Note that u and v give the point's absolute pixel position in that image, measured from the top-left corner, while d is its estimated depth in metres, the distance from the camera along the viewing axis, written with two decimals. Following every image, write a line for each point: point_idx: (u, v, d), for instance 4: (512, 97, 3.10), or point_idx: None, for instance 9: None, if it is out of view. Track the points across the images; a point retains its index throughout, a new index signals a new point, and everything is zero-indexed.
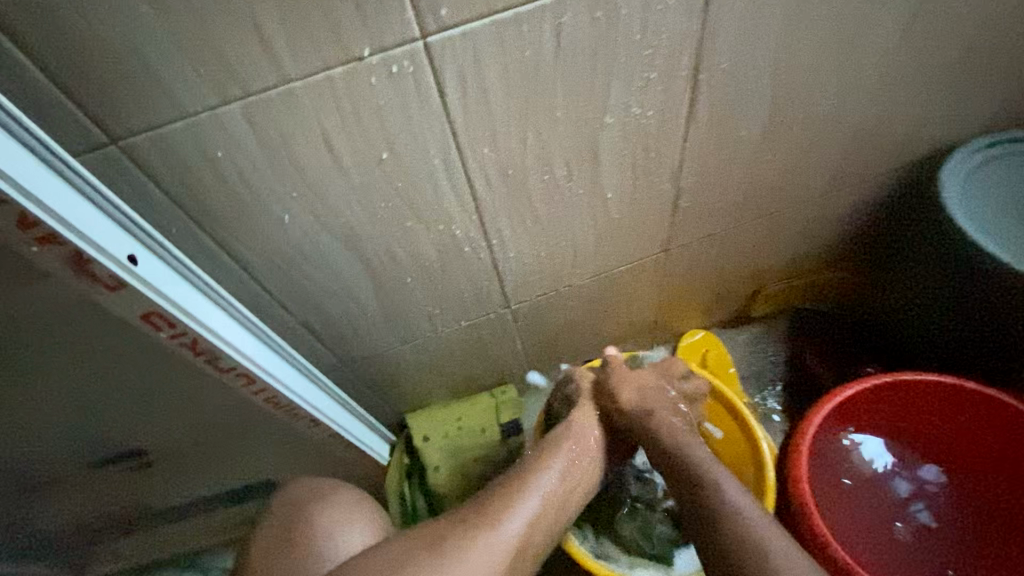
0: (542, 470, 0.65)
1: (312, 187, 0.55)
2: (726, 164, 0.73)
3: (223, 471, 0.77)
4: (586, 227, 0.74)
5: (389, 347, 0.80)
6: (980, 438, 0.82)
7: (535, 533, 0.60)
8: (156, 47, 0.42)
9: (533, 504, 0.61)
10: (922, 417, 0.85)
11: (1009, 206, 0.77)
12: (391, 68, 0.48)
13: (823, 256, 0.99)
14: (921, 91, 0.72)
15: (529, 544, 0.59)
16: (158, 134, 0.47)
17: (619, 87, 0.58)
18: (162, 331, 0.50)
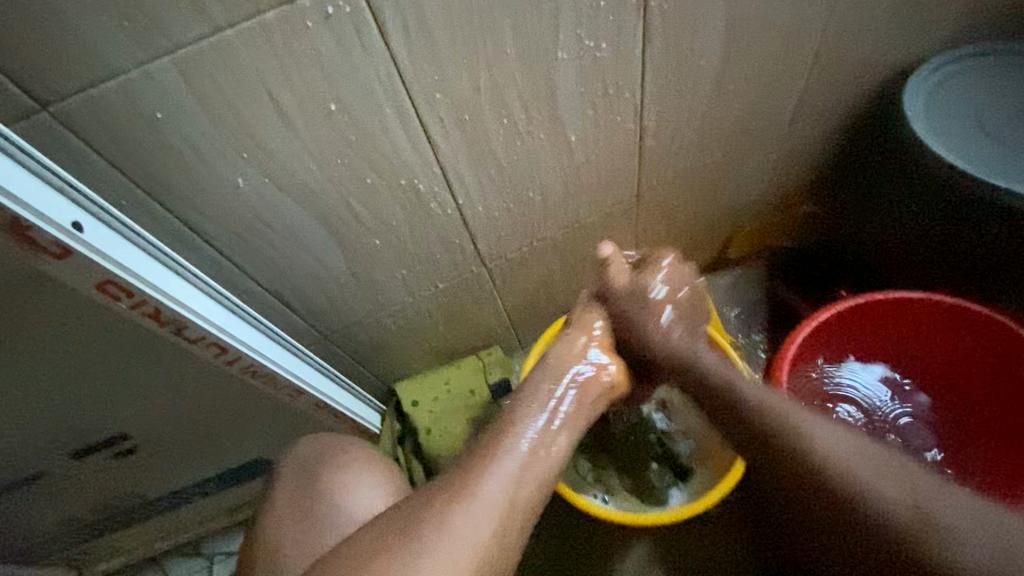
0: (508, 438, 0.53)
1: (262, 146, 0.54)
2: (690, 97, 0.72)
3: (213, 448, 0.77)
4: (552, 174, 0.73)
5: (366, 312, 0.80)
6: (969, 354, 0.80)
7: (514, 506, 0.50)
8: (71, 1, 0.40)
9: (501, 483, 0.50)
10: (911, 337, 0.83)
11: (971, 125, 0.77)
12: (327, 10, 0.47)
13: (797, 191, 0.99)
14: (878, 6, 0.71)
15: (509, 530, 0.49)
16: (90, 97, 0.45)
17: (568, 18, 0.56)
18: (121, 301, 0.50)
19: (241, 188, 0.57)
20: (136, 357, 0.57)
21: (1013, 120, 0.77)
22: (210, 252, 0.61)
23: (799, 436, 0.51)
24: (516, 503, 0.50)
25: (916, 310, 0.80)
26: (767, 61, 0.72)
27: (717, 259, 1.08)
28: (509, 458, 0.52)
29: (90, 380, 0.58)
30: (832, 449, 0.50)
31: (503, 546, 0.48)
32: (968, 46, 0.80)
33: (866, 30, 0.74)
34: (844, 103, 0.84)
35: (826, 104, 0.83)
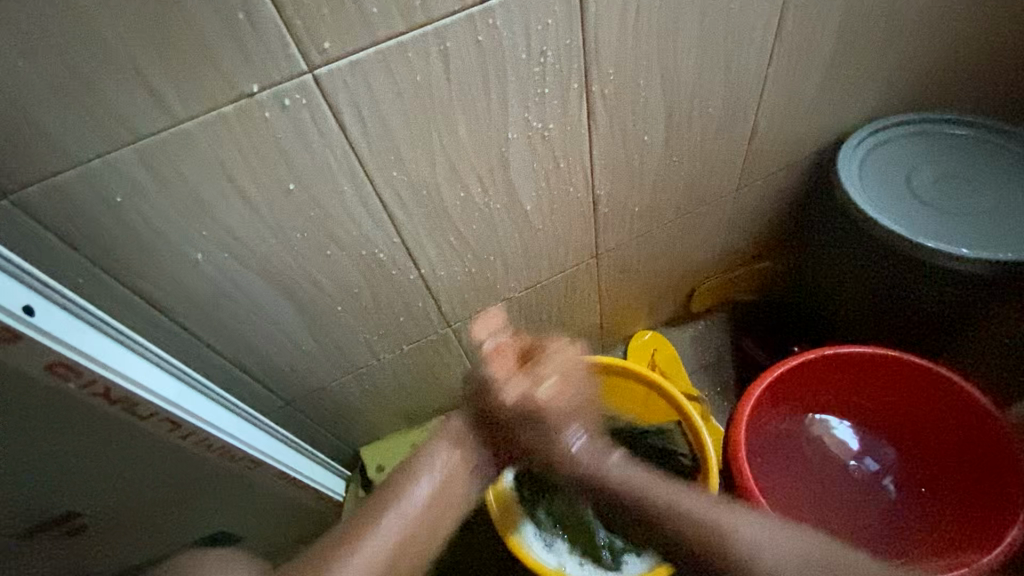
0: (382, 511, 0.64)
1: (221, 224, 0.56)
2: (638, 167, 0.76)
3: (167, 524, 0.74)
4: (511, 241, 0.76)
5: (331, 377, 0.80)
6: (932, 408, 0.81)
7: (404, 554, 0.63)
8: (37, 101, 0.43)
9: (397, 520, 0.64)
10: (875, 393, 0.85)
11: (902, 191, 0.82)
12: (283, 102, 0.50)
13: (751, 248, 1.04)
14: (803, 85, 0.78)
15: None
16: (50, 185, 0.47)
17: (516, 104, 0.60)
18: (71, 382, 0.49)
19: (200, 263, 0.58)
20: (84, 435, 0.56)
21: (938, 185, 0.83)
22: (169, 324, 0.62)
23: (772, 560, 0.59)
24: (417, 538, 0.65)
25: (868, 364, 0.82)
26: (708, 134, 0.77)
27: (683, 313, 1.12)
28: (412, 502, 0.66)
29: (35, 462, 0.57)
30: (770, 541, 0.60)
31: None
32: (890, 119, 0.87)
33: (796, 107, 0.80)
34: (786, 169, 0.90)
35: (768, 171, 0.89)
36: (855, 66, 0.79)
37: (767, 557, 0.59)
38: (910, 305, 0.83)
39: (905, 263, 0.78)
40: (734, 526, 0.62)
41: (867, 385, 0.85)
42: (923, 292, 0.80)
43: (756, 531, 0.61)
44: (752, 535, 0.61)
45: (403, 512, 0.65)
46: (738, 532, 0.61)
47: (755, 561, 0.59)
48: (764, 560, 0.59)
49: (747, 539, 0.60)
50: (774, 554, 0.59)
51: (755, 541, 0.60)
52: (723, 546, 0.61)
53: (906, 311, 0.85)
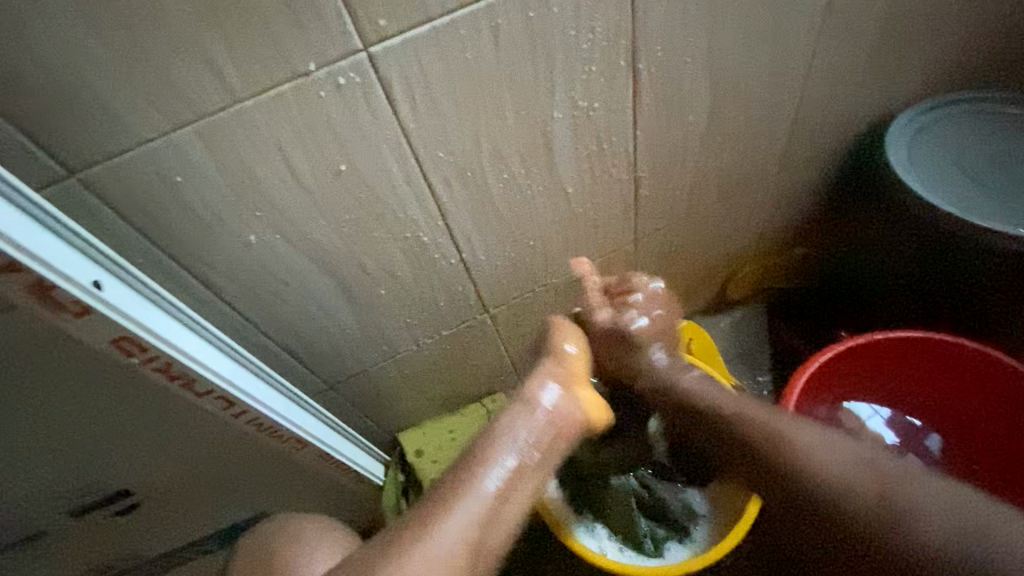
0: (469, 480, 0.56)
1: (273, 204, 0.56)
2: (680, 149, 0.75)
3: (215, 504, 0.76)
4: (552, 224, 0.76)
5: (372, 362, 0.81)
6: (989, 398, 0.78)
7: (483, 536, 0.54)
8: (107, 81, 0.44)
9: (456, 529, 0.52)
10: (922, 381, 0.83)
11: (954, 171, 0.80)
12: (338, 81, 0.50)
13: (790, 234, 1.02)
14: (851, 63, 0.76)
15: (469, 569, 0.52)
16: (115, 163, 0.48)
17: (563, 82, 0.60)
18: (134, 357, 0.51)
19: (252, 244, 0.59)
20: (144, 412, 0.58)
21: (992, 165, 0.80)
22: (220, 305, 0.63)
23: (837, 476, 0.54)
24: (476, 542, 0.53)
25: (915, 350, 0.80)
26: (752, 115, 0.76)
27: (719, 301, 1.10)
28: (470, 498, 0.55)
29: (96, 438, 0.58)
30: (848, 465, 0.54)
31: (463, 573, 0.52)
32: (941, 98, 0.84)
33: (843, 85, 0.78)
34: (829, 151, 0.88)
35: (811, 153, 0.87)
36: (905, 42, 0.76)
37: (829, 473, 0.54)
38: (962, 288, 0.81)
39: (959, 244, 0.76)
40: (793, 444, 0.58)
41: (914, 373, 0.82)
42: (978, 274, 0.78)
43: (813, 442, 0.57)
44: (808, 445, 0.57)
45: (466, 514, 0.53)
46: (793, 442, 0.58)
47: (826, 485, 0.54)
48: (832, 480, 0.54)
49: (808, 455, 0.56)
50: (853, 469, 0.54)
51: (818, 453, 0.56)
52: (781, 457, 0.58)
53: (958, 295, 0.82)
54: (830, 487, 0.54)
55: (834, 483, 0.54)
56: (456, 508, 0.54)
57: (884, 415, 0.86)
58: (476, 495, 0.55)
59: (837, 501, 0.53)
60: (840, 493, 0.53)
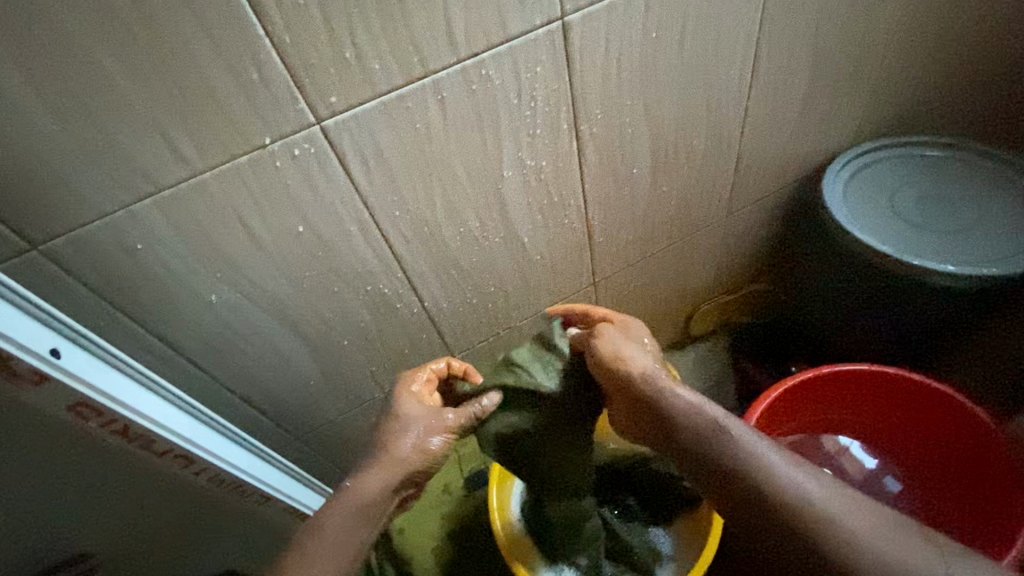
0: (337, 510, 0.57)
1: (234, 265, 0.59)
2: (629, 199, 0.80)
3: (178, 563, 0.74)
4: (510, 272, 0.79)
5: (339, 410, 0.82)
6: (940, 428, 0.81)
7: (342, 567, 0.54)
8: (69, 161, 0.47)
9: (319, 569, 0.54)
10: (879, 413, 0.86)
11: (885, 211, 0.85)
12: (294, 152, 0.54)
13: (745, 272, 1.06)
14: (783, 115, 0.82)
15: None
16: (77, 235, 0.51)
17: (509, 144, 0.64)
18: (91, 421, 0.52)
19: (214, 304, 0.61)
20: (101, 474, 0.58)
21: (921, 205, 0.86)
22: (182, 363, 0.64)
23: (871, 552, 0.43)
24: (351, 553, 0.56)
25: (870, 381, 0.83)
26: (695, 164, 0.81)
27: (682, 337, 1.14)
28: (330, 525, 0.56)
29: (51, 503, 0.58)
30: (877, 542, 0.44)
31: None
32: (870, 144, 0.91)
33: (777, 136, 0.84)
34: (773, 195, 0.93)
35: (756, 197, 0.92)
36: (830, 97, 0.83)
37: (863, 556, 0.43)
38: (900, 321, 0.85)
39: (894, 281, 0.81)
40: (807, 500, 0.46)
41: (871, 405, 0.86)
42: (913, 307, 0.82)
43: (833, 504, 0.46)
44: (835, 513, 0.45)
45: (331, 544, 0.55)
46: (785, 485, 0.47)
47: (830, 542, 0.44)
48: (870, 561, 0.43)
49: (807, 503, 0.46)
50: (872, 539, 0.44)
51: (841, 524, 0.45)
52: (795, 514, 0.46)
53: (898, 328, 0.87)
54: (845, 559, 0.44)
55: (886, 572, 0.42)
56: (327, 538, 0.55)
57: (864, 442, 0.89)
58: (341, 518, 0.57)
59: (843, 563, 0.44)
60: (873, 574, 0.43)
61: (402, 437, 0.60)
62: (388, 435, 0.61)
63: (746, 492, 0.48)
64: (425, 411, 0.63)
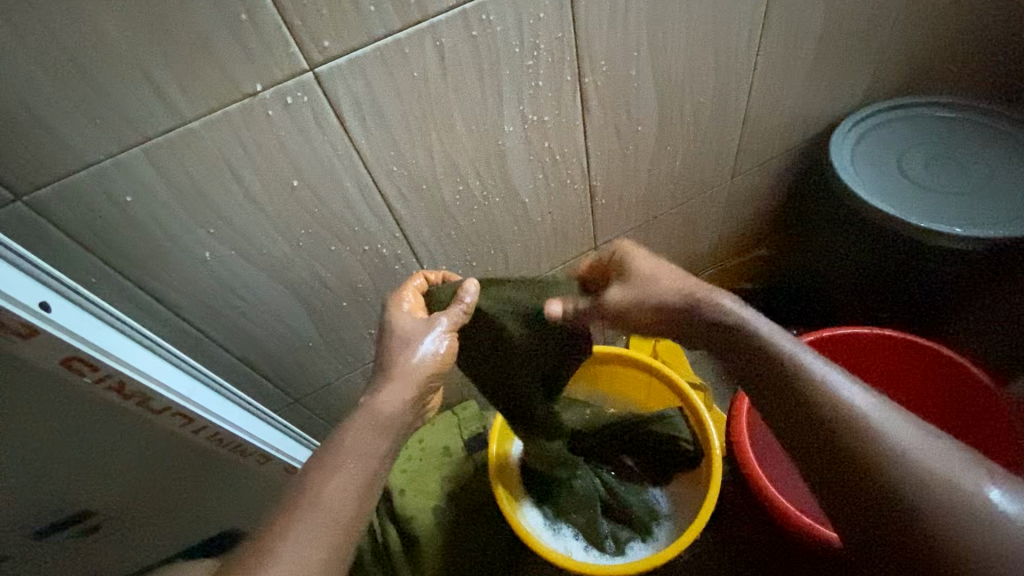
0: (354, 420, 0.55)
1: (227, 221, 0.57)
2: (632, 158, 0.78)
3: (181, 521, 0.75)
4: (511, 233, 0.77)
5: (338, 372, 0.82)
6: (942, 396, 0.81)
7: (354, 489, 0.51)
8: (50, 105, 0.44)
9: (335, 491, 0.50)
10: (884, 379, 0.86)
11: (893, 173, 0.84)
12: (286, 100, 0.51)
13: (747, 236, 1.05)
14: (793, 71, 0.79)
15: (357, 495, 0.51)
16: (63, 185, 0.49)
17: (511, 96, 0.62)
18: (86, 376, 0.51)
19: (208, 261, 0.59)
20: (100, 431, 0.58)
21: (930, 167, 0.84)
22: (177, 321, 0.63)
23: (903, 454, 0.42)
24: (369, 473, 0.53)
25: (871, 344, 0.83)
26: (701, 122, 0.78)
27: None
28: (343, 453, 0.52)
29: (50, 459, 0.58)
30: (918, 447, 0.42)
31: (359, 518, 0.51)
32: (880, 103, 0.88)
33: (787, 93, 0.82)
34: (778, 156, 0.91)
35: (762, 158, 0.90)
36: (843, 52, 0.80)
37: (892, 453, 0.42)
38: (903, 286, 0.85)
39: (899, 243, 0.80)
40: (851, 407, 0.44)
41: (875, 370, 0.85)
42: (917, 270, 0.82)
43: (884, 419, 0.44)
44: (896, 435, 0.43)
45: (342, 463, 0.52)
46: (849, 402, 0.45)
47: (853, 432, 0.44)
48: (910, 471, 0.41)
49: (871, 423, 0.44)
50: (909, 446, 0.42)
51: (902, 448, 0.42)
52: (846, 428, 0.44)
53: (901, 291, 0.86)
54: (898, 483, 0.41)
55: (911, 472, 0.41)
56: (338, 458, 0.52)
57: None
58: (356, 430, 0.54)
59: (885, 475, 0.42)
60: (916, 486, 0.41)
61: (405, 353, 0.59)
62: (388, 357, 0.59)
63: (786, 388, 0.47)
64: (415, 322, 0.61)
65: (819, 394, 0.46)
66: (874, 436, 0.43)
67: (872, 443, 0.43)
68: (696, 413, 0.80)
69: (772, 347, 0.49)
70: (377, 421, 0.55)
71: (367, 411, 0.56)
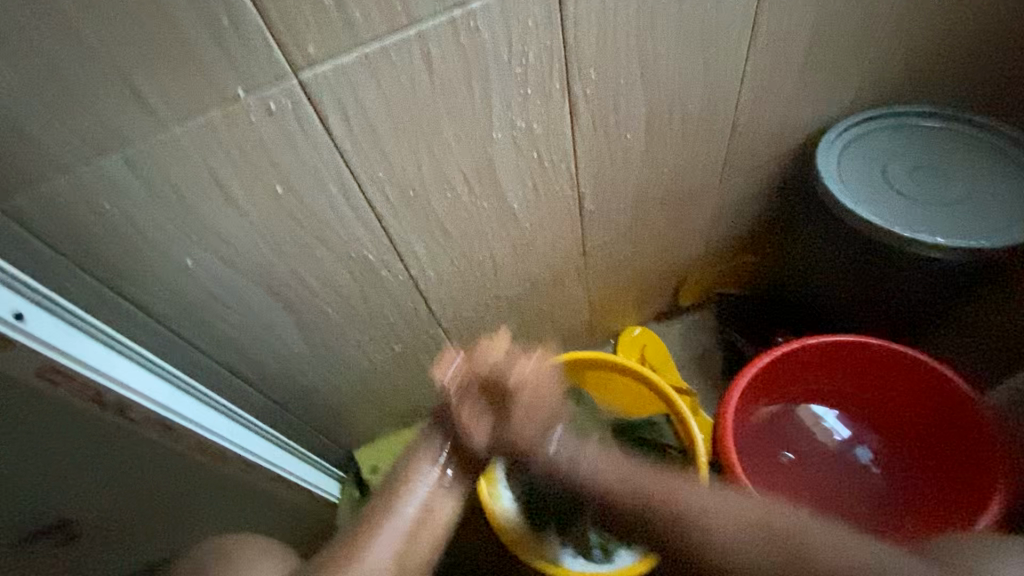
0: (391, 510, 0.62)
1: (210, 227, 0.56)
2: (621, 166, 0.78)
3: (163, 530, 0.74)
4: (499, 239, 0.77)
5: (324, 379, 0.81)
6: (922, 400, 0.82)
7: (404, 565, 0.60)
8: (24, 110, 0.43)
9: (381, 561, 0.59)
10: (865, 384, 0.87)
11: (877, 182, 0.85)
12: (270, 106, 0.51)
13: (735, 243, 1.05)
14: (781, 81, 0.79)
15: (405, 564, 0.60)
16: (38, 192, 0.48)
17: (499, 103, 0.61)
18: (62, 387, 0.50)
19: (190, 268, 0.58)
20: (78, 443, 0.57)
21: (913, 177, 0.85)
22: (158, 329, 0.62)
23: (728, 542, 0.56)
24: (411, 543, 0.61)
25: (853, 353, 0.84)
26: (690, 131, 0.79)
27: (671, 308, 1.14)
28: (390, 529, 0.61)
29: (26, 472, 0.56)
30: (732, 528, 0.57)
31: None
32: (866, 112, 0.89)
33: (774, 103, 0.82)
34: (765, 164, 0.92)
35: (750, 166, 0.90)
36: (829, 63, 0.81)
37: (720, 545, 0.57)
38: (886, 294, 0.86)
39: (882, 253, 0.81)
40: (680, 513, 0.60)
41: (856, 376, 0.87)
42: (900, 278, 0.83)
43: (705, 510, 0.59)
44: (724, 527, 0.57)
45: (384, 540, 0.60)
46: (691, 515, 0.59)
47: (691, 536, 0.58)
48: (738, 557, 0.56)
49: (710, 527, 0.58)
50: (727, 532, 0.57)
51: (733, 534, 0.57)
52: (684, 536, 0.59)
53: (884, 298, 0.87)
54: (739, 570, 0.56)
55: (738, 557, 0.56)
56: (378, 535, 0.60)
57: (838, 413, 0.90)
58: (394, 521, 0.61)
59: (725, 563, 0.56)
60: (746, 564, 0.55)
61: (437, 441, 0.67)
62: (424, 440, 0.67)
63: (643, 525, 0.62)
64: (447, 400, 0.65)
65: (661, 511, 0.60)
66: (706, 538, 0.57)
67: (706, 544, 0.57)
68: (672, 402, 0.85)
69: (622, 499, 0.63)
70: (422, 482, 0.64)
71: (409, 489, 0.63)
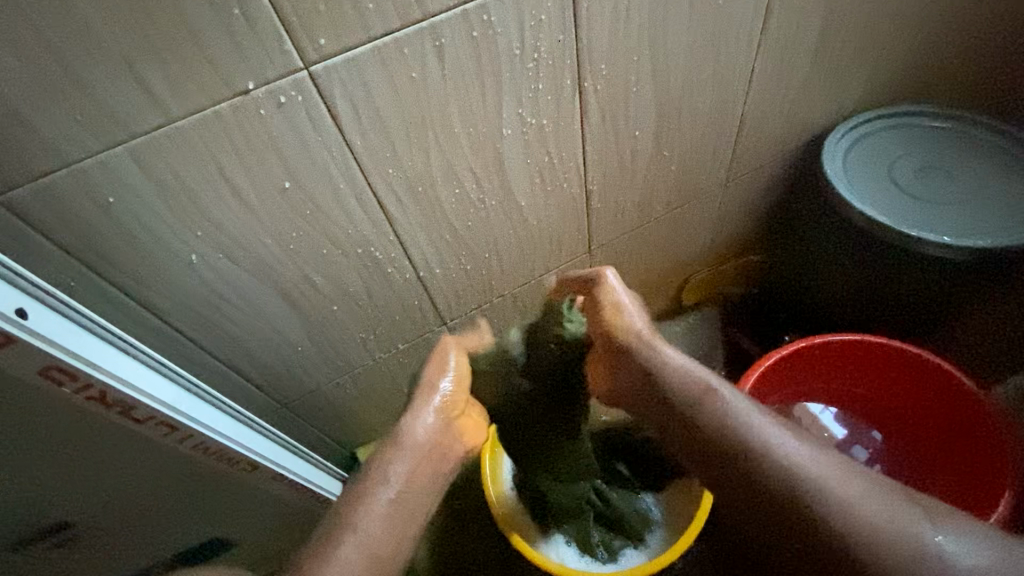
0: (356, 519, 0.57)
1: (216, 223, 0.55)
2: (629, 163, 0.77)
3: (163, 531, 0.72)
4: (506, 237, 0.76)
5: (328, 377, 0.80)
6: (923, 399, 0.83)
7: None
8: (27, 100, 0.42)
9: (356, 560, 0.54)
10: (867, 382, 0.87)
11: (884, 182, 0.85)
12: (280, 99, 0.50)
13: (738, 242, 1.05)
14: (789, 79, 0.79)
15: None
16: (41, 185, 0.46)
17: (510, 99, 0.60)
18: (65, 386, 0.49)
19: (195, 264, 0.57)
20: (79, 443, 0.55)
21: (918, 176, 0.85)
22: (160, 326, 0.61)
23: (848, 507, 0.47)
24: (376, 555, 0.55)
25: (859, 350, 0.83)
26: (699, 128, 0.78)
27: (673, 307, 1.14)
28: (351, 544, 0.54)
29: (25, 474, 0.55)
30: (853, 496, 0.48)
31: None
32: (872, 111, 0.89)
33: (782, 101, 0.82)
34: (771, 163, 0.92)
35: (756, 164, 0.90)
36: (837, 62, 0.80)
37: (833, 499, 0.48)
38: (890, 293, 0.86)
39: (887, 254, 0.81)
40: (779, 451, 0.51)
41: (861, 374, 0.86)
42: (904, 279, 0.83)
43: (817, 467, 0.50)
44: (844, 493, 0.48)
45: (346, 550, 0.54)
46: (798, 463, 0.50)
47: (794, 482, 0.49)
48: (859, 527, 0.46)
49: (823, 484, 0.48)
50: (839, 492, 0.48)
51: (850, 503, 0.47)
52: (781, 480, 0.49)
53: (887, 298, 0.87)
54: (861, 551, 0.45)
55: (857, 525, 0.46)
56: (341, 548, 0.54)
57: (835, 412, 0.91)
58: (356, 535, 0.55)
59: (835, 525, 0.47)
60: (868, 541, 0.46)
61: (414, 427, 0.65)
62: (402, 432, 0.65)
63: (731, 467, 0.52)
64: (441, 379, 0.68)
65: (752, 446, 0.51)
66: (813, 485, 0.48)
67: (814, 492, 0.48)
68: None
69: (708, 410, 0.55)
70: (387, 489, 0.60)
71: (380, 482, 0.60)
